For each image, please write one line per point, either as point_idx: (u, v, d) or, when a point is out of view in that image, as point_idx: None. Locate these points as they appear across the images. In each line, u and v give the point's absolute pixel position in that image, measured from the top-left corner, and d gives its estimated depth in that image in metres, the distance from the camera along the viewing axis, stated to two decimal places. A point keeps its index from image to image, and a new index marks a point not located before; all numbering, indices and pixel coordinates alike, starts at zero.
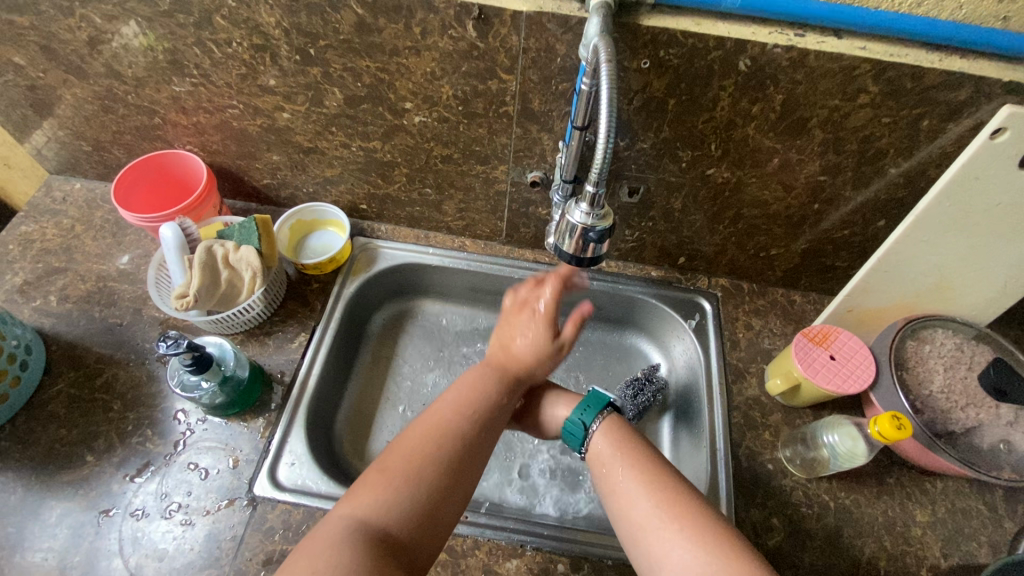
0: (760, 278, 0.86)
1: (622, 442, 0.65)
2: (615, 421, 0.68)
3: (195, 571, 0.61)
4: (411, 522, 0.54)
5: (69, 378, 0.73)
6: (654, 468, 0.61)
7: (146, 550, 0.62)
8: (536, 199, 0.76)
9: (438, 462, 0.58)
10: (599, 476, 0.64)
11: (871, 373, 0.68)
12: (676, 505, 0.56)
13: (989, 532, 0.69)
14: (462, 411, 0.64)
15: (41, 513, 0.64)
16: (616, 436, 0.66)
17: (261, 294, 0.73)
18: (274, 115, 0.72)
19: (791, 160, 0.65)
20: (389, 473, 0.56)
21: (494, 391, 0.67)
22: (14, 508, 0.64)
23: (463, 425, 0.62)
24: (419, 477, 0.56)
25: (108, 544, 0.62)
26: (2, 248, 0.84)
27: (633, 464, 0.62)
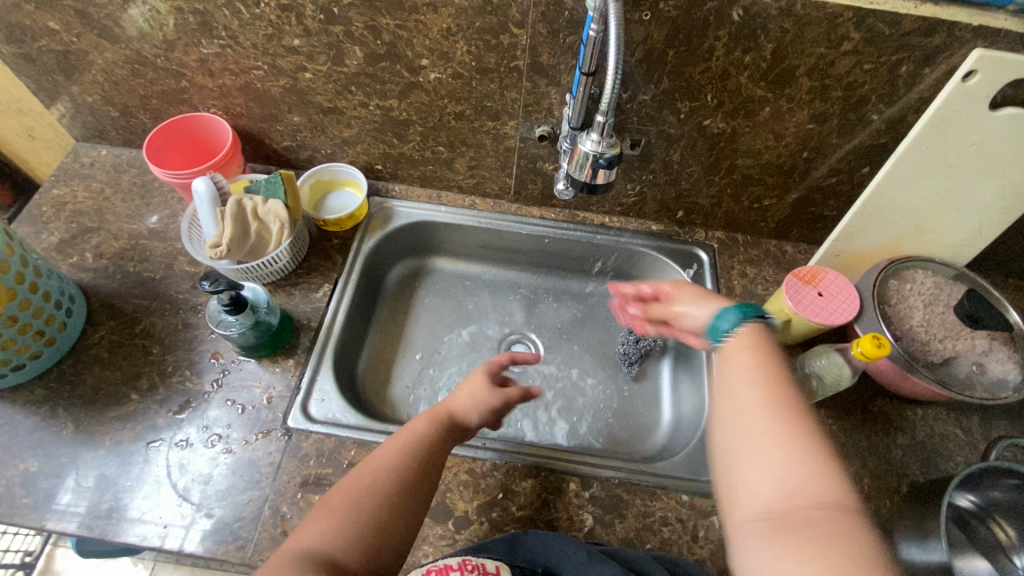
0: (755, 230, 0.92)
1: (759, 351, 0.54)
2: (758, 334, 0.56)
3: (238, 492, 0.67)
4: (359, 552, 0.50)
5: (108, 326, 0.78)
6: (788, 388, 0.51)
7: (192, 474, 0.68)
8: (543, 153, 0.81)
9: (380, 492, 0.55)
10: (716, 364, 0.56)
11: (856, 306, 0.74)
12: (798, 420, 0.48)
13: (965, 453, 0.75)
14: (406, 441, 0.61)
15: (93, 444, 0.70)
16: (753, 343, 0.55)
17: (288, 246, 0.78)
18: (296, 75, 0.76)
19: (781, 108, 0.71)
20: (334, 511, 0.53)
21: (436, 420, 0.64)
22: (67, 441, 0.70)
23: (407, 456, 0.59)
24: (363, 507, 0.53)
25: (157, 470, 0.68)
26: (37, 209, 0.88)
27: (762, 369, 0.53)
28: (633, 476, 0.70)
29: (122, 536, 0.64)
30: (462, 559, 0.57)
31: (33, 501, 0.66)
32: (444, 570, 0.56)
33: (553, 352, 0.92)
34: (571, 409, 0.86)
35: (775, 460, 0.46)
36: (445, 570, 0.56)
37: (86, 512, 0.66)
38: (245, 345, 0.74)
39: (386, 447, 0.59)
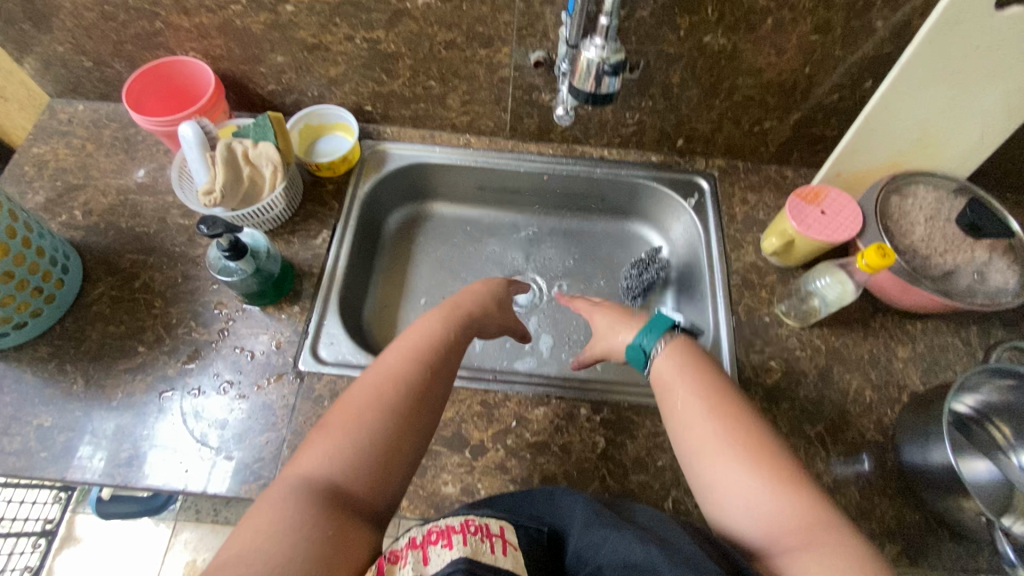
0: (755, 156, 0.91)
1: (687, 363, 0.63)
2: (681, 344, 0.65)
3: (256, 434, 0.68)
4: (362, 479, 0.51)
5: (107, 282, 0.77)
6: (726, 394, 0.59)
7: (209, 420, 0.69)
8: (539, 82, 0.79)
9: (386, 416, 0.55)
10: (661, 393, 0.63)
11: (857, 223, 0.75)
12: (749, 437, 0.55)
13: (963, 362, 0.77)
14: (406, 356, 0.61)
15: (104, 398, 0.69)
16: (683, 359, 0.64)
17: (283, 190, 0.76)
18: (277, 9, 0.72)
19: (783, 20, 0.69)
20: (335, 434, 0.54)
21: (440, 329, 0.66)
22: (78, 395, 0.69)
23: (412, 371, 0.60)
24: (368, 433, 0.54)
25: (173, 418, 0.69)
26: (18, 169, 0.85)
27: (703, 383, 0.60)
28: (643, 398, 0.72)
29: (144, 483, 0.65)
30: (464, 521, 0.50)
31: (51, 456, 0.66)
32: (446, 532, 0.48)
33: (557, 289, 0.93)
34: (578, 343, 0.87)
35: (731, 468, 0.53)
36: (446, 533, 0.48)
37: (106, 462, 0.66)
38: (248, 293, 0.73)
39: (397, 352, 0.62)
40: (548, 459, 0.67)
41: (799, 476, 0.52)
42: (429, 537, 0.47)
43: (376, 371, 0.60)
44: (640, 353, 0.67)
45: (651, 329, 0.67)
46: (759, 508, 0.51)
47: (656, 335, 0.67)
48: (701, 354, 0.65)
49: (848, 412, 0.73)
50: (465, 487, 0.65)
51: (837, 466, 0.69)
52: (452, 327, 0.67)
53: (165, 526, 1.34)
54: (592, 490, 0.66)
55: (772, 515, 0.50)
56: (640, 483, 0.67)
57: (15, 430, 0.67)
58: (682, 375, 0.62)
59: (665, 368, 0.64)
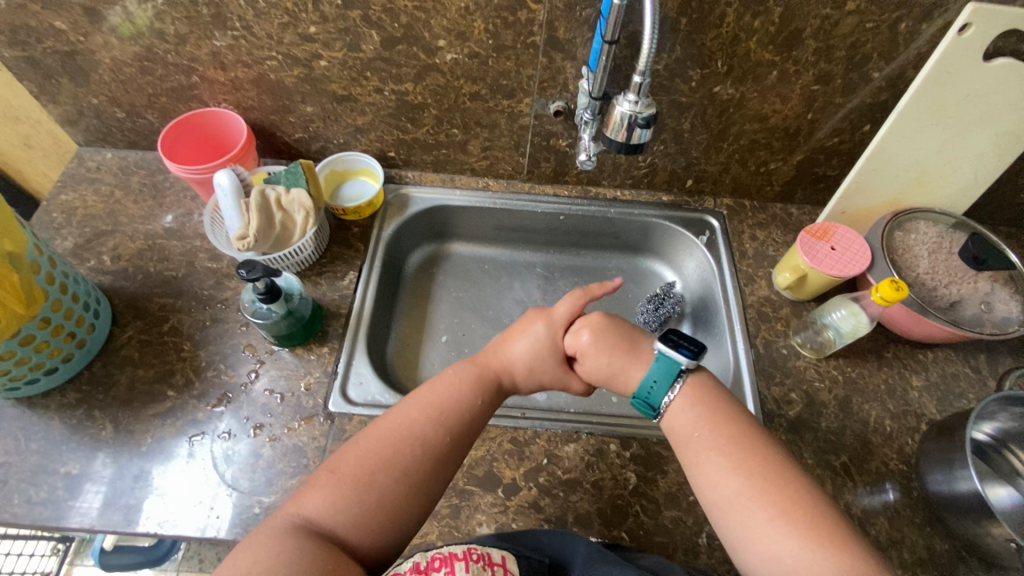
0: (760, 195, 0.95)
1: (705, 407, 0.61)
2: (697, 385, 0.63)
3: (288, 478, 0.68)
4: (362, 525, 0.52)
5: (136, 326, 0.77)
6: (746, 442, 0.58)
7: (240, 464, 0.68)
8: (558, 129, 0.83)
9: (395, 468, 0.55)
10: (682, 445, 0.61)
11: (867, 258, 0.78)
12: (773, 488, 0.54)
13: (975, 390, 0.79)
14: (428, 412, 0.60)
15: (133, 443, 0.69)
16: (700, 406, 0.62)
17: (313, 234, 0.78)
18: (311, 64, 0.76)
19: (787, 72, 0.74)
20: (341, 479, 0.54)
21: (472, 389, 0.63)
22: (107, 441, 0.69)
23: (431, 425, 0.59)
24: (374, 486, 0.54)
25: (203, 463, 0.68)
26: (47, 216, 0.87)
27: (723, 435, 0.59)
28: None
29: (172, 531, 0.64)
30: (467, 548, 0.53)
31: (80, 503, 0.65)
32: (449, 560, 0.52)
33: None
34: None
35: (766, 527, 0.53)
36: (449, 560, 0.52)
37: (133, 510, 0.65)
38: (278, 335, 0.74)
39: (417, 400, 0.61)
40: (581, 497, 0.68)
41: (831, 531, 0.51)
42: (434, 563, 0.51)
43: (396, 416, 0.59)
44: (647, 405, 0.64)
45: (656, 375, 0.63)
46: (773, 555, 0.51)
47: (664, 382, 0.63)
48: (717, 394, 0.63)
49: (869, 442, 0.74)
50: (500, 527, 0.65)
51: (864, 497, 0.70)
52: (482, 387, 0.64)
53: None
54: (627, 527, 0.66)
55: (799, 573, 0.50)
56: (673, 519, 0.67)
57: (43, 478, 0.66)
58: (696, 423, 0.61)
59: (679, 418, 0.62)
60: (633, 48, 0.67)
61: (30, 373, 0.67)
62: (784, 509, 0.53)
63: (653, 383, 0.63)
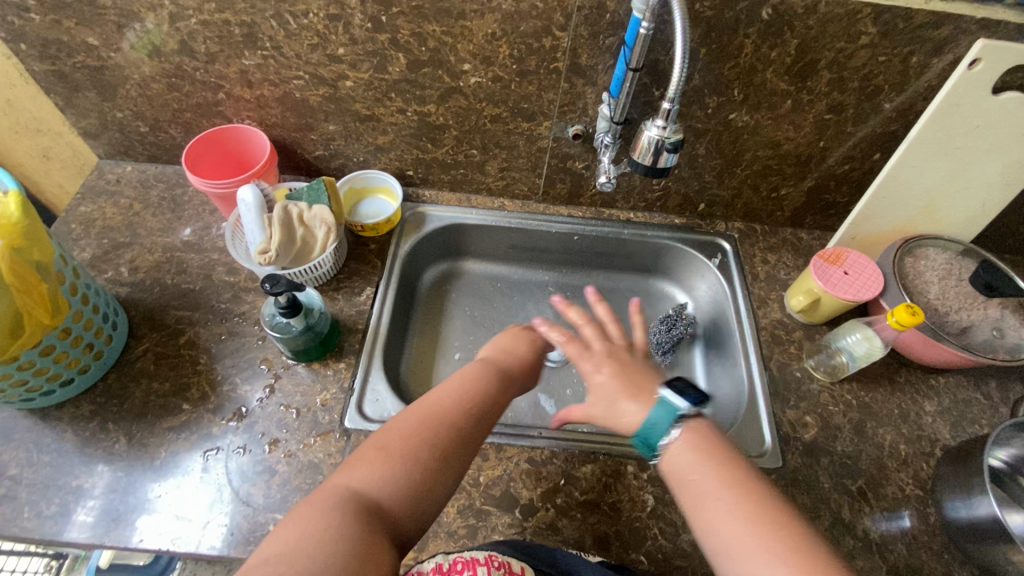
0: (771, 219, 0.97)
1: (707, 452, 0.53)
2: (694, 433, 0.54)
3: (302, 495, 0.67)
4: (405, 499, 0.51)
5: (152, 338, 0.77)
6: (753, 488, 0.50)
7: (254, 480, 0.67)
8: (575, 152, 0.85)
9: (436, 443, 0.55)
10: (682, 490, 0.53)
11: (879, 283, 0.79)
12: (785, 531, 0.46)
13: (988, 416, 0.80)
14: (461, 394, 0.60)
15: (146, 457, 0.68)
16: (702, 446, 0.53)
17: (333, 250, 0.79)
18: (337, 84, 0.78)
19: (801, 101, 0.76)
20: (390, 454, 0.53)
21: (491, 381, 0.63)
22: (120, 454, 0.68)
23: (470, 403, 0.59)
24: (416, 462, 0.53)
25: (216, 478, 0.67)
26: (65, 227, 0.87)
27: (726, 475, 0.51)
28: None
29: (180, 548, 0.63)
30: (489, 554, 0.54)
31: (89, 517, 0.64)
32: (471, 564, 0.53)
33: None
34: None
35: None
36: (470, 564, 0.53)
37: (144, 526, 0.64)
38: (295, 350, 0.74)
39: (452, 380, 0.62)
40: (599, 519, 0.67)
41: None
42: (456, 566, 0.53)
43: (434, 395, 0.60)
44: (648, 437, 0.55)
45: (655, 416, 0.56)
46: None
47: (666, 422, 0.55)
48: (720, 440, 0.54)
49: (885, 466, 0.74)
50: None
51: (881, 522, 0.70)
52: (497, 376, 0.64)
53: None
54: (645, 550, 0.65)
55: None
56: (691, 542, 0.66)
57: (54, 491, 0.65)
58: (698, 467, 0.52)
59: (680, 459, 0.53)
60: (654, 75, 0.69)
61: (47, 383, 0.66)
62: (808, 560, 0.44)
63: (656, 416, 0.55)
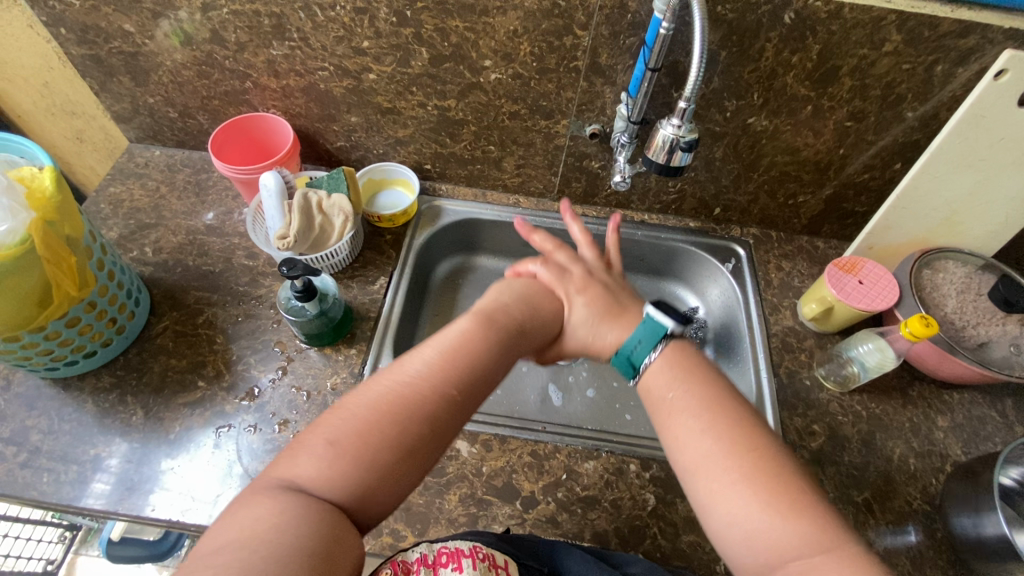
0: (787, 226, 0.96)
1: (685, 370, 0.58)
2: (678, 349, 0.60)
3: None
4: (361, 495, 0.48)
5: (172, 317, 0.79)
6: (725, 406, 0.54)
7: (263, 458, 0.69)
8: (592, 151, 0.85)
9: (393, 433, 0.49)
10: (656, 405, 0.57)
11: (895, 294, 0.78)
12: (753, 449, 0.51)
13: (1002, 435, 0.78)
14: (440, 368, 0.54)
15: (161, 431, 0.70)
16: (680, 366, 0.58)
17: (350, 238, 0.80)
18: (360, 76, 0.80)
19: (822, 107, 0.75)
20: (339, 449, 0.48)
21: (488, 346, 0.58)
22: (136, 426, 0.70)
23: (440, 388, 0.53)
24: (371, 456, 0.48)
25: (227, 454, 0.69)
26: (95, 207, 0.90)
27: (699, 393, 0.56)
28: None
29: (187, 521, 0.65)
30: (473, 546, 0.53)
31: (99, 490, 0.66)
32: (456, 555, 0.52)
33: None
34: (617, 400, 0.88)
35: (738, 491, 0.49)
36: (456, 555, 0.52)
37: (156, 496, 0.66)
38: (308, 334, 0.75)
39: (419, 361, 0.54)
40: (599, 515, 0.67)
41: (804, 499, 0.48)
42: (440, 559, 0.51)
43: (402, 375, 0.53)
44: (628, 363, 0.61)
45: (640, 336, 0.61)
46: (748, 514, 0.48)
47: (648, 343, 0.60)
48: (699, 359, 0.60)
49: (893, 479, 0.73)
50: None
51: (886, 536, 0.69)
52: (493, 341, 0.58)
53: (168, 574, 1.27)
54: (643, 549, 0.65)
55: (760, 542, 0.47)
56: (691, 543, 0.66)
57: (72, 458, 0.68)
58: (671, 386, 0.57)
59: (656, 378, 0.58)
60: (672, 77, 0.70)
61: (71, 354, 0.69)
62: (771, 478, 0.49)
63: (637, 343, 0.60)
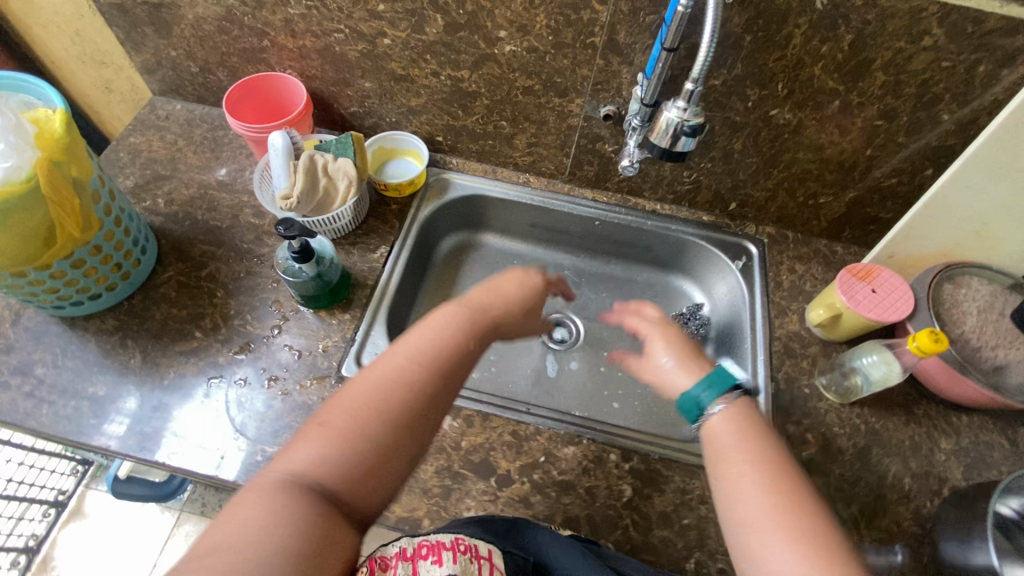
0: (805, 228, 0.92)
1: (745, 428, 0.54)
2: (743, 405, 0.56)
3: (292, 431, 0.70)
4: (361, 478, 0.50)
5: (177, 268, 0.81)
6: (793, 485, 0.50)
7: (249, 411, 0.71)
8: (605, 134, 0.83)
9: (381, 417, 0.51)
10: (716, 463, 0.53)
11: (909, 306, 0.75)
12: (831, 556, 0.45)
13: (1009, 464, 0.74)
14: (418, 358, 0.56)
15: (156, 375, 0.73)
16: (739, 425, 0.55)
17: (353, 203, 0.80)
18: (375, 41, 0.79)
19: (850, 102, 0.71)
20: (329, 431, 0.50)
21: (461, 336, 0.59)
22: (133, 369, 0.73)
23: (421, 372, 0.55)
24: (369, 449, 0.50)
25: (216, 404, 0.71)
26: (114, 155, 0.93)
27: (763, 467, 0.51)
28: (673, 451, 0.71)
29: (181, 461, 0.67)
30: (455, 537, 0.52)
31: (94, 418, 0.69)
32: (436, 548, 0.50)
33: (594, 333, 0.95)
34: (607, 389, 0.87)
35: None
36: (435, 548, 0.50)
37: (147, 437, 0.68)
38: (304, 295, 0.76)
39: (402, 349, 0.56)
40: (573, 500, 0.67)
41: None
42: (420, 551, 0.50)
43: (387, 364, 0.55)
44: (693, 405, 0.57)
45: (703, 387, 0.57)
46: None
47: (711, 392, 0.56)
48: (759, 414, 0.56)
49: (884, 497, 0.71)
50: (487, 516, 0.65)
51: (870, 554, 0.67)
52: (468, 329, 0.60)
53: (169, 515, 1.33)
54: (613, 539, 0.65)
55: None
56: (663, 539, 0.65)
57: (71, 394, 0.71)
58: (743, 453, 0.52)
59: (721, 431, 0.54)
60: (691, 60, 0.67)
61: (77, 295, 0.71)
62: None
63: (703, 385, 0.57)
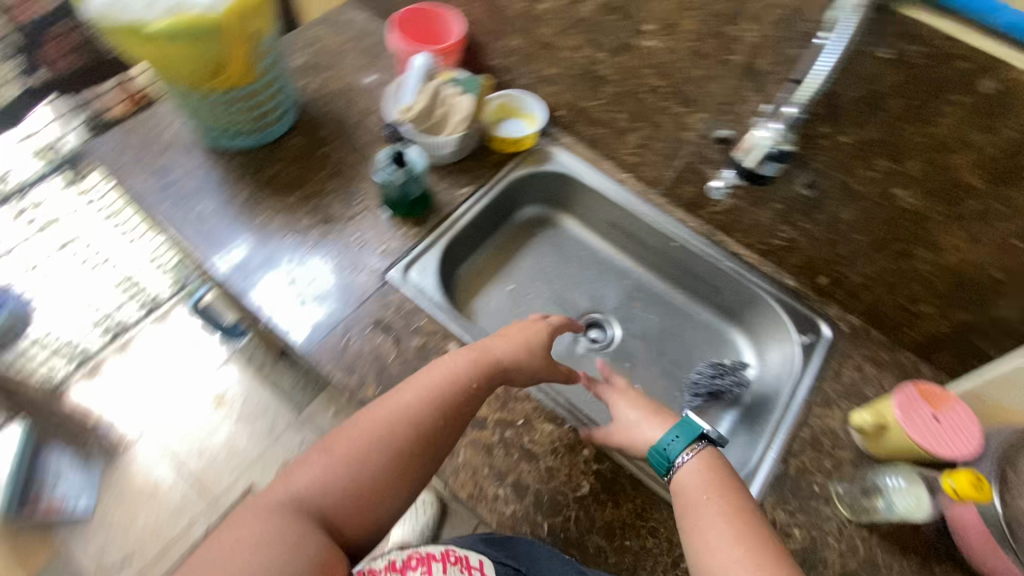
0: (896, 334, 0.83)
1: (716, 475, 0.61)
2: (711, 456, 0.63)
3: (331, 302, 0.79)
4: (345, 515, 0.57)
5: (301, 139, 0.93)
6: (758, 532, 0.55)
7: (306, 272, 0.81)
8: (714, 158, 0.82)
9: (381, 444, 0.59)
10: (683, 514, 0.59)
11: (974, 449, 0.65)
12: None
13: None
14: (423, 400, 0.63)
15: (251, 215, 0.85)
16: (712, 473, 0.61)
17: (458, 137, 0.87)
18: (534, 3, 0.84)
19: (991, 209, 0.63)
20: (331, 454, 0.59)
21: (463, 378, 0.66)
22: (238, 204, 0.86)
23: (426, 411, 0.62)
24: (358, 471, 0.58)
25: (284, 256, 0.82)
26: (297, 37, 1.08)
27: (726, 520, 0.56)
28: (646, 476, 0.69)
29: (252, 297, 0.79)
30: (445, 552, 0.56)
31: (213, 239, 0.83)
32: (426, 561, 0.55)
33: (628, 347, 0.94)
34: None
35: None
36: (424, 560, 0.55)
37: (226, 260, 0.81)
38: (387, 198, 0.84)
39: (407, 394, 0.63)
40: (530, 470, 0.68)
41: None
42: (410, 562, 0.54)
43: (395, 400, 0.63)
44: (663, 458, 0.63)
45: (677, 432, 0.64)
46: None
47: (683, 439, 0.63)
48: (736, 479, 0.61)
49: None
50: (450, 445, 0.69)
51: None
52: (473, 380, 0.66)
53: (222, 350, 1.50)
54: (552, 521, 0.66)
55: None
56: (597, 546, 0.65)
57: (190, 204, 0.85)
58: (709, 498, 0.59)
59: (692, 477, 0.61)
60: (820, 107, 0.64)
61: (223, 128, 0.86)
62: None
63: (671, 435, 0.64)
